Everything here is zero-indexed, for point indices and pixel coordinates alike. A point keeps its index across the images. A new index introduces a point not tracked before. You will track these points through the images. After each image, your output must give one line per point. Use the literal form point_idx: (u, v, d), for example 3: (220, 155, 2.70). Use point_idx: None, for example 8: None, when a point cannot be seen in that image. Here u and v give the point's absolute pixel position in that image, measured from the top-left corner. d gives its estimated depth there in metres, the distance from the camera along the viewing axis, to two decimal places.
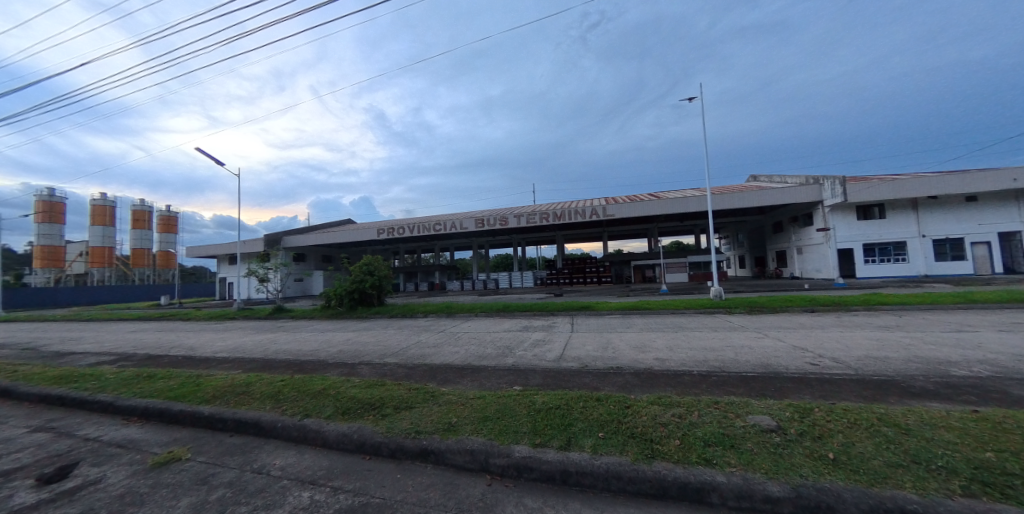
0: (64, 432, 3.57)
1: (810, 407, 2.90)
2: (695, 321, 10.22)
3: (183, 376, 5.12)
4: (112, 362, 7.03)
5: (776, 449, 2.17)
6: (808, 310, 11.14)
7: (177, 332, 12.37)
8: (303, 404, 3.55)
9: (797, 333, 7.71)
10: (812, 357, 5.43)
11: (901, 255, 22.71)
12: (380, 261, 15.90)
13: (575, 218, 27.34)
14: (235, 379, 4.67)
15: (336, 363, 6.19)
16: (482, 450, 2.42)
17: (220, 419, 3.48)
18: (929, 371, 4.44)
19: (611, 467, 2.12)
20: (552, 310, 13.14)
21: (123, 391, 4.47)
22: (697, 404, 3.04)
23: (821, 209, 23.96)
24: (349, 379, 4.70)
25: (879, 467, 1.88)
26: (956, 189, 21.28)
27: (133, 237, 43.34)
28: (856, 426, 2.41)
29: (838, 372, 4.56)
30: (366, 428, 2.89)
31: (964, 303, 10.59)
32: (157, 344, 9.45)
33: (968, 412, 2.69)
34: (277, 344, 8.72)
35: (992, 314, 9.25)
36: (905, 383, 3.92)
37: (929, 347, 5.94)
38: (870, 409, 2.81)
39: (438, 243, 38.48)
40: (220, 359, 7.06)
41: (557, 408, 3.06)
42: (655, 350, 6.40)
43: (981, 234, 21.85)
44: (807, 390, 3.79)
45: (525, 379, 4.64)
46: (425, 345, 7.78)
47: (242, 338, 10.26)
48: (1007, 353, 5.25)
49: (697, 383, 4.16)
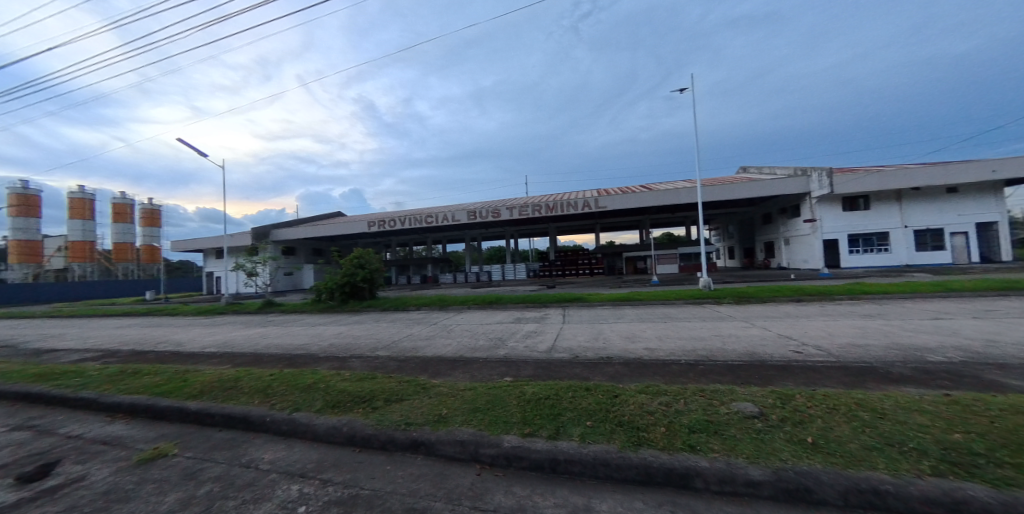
0: (46, 430, 3.49)
1: (792, 393, 2.98)
2: (685, 311, 10.36)
3: (170, 372, 5.00)
4: (95, 359, 6.89)
5: (758, 434, 2.23)
6: (795, 299, 11.42)
7: (162, 328, 12.09)
8: (292, 398, 3.53)
9: (784, 322, 7.88)
10: (795, 345, 5.58)
11: (885, 246, 23.26)
12: (372, 254, 15.62)
13: (568, 211, 27.29)
14: (223, 374, 4.61)
15: (327, 357, 6.18)
16: (472, 441, 2.44)
17: (208, 415, 3.44)
18: (907, 357, 4.60)
19: (599, 454, 2.15)
20: (545, 301, 13.20)
21: (107, 387, 4.39)
22: (684, 393, 3.10)
23: (809, 201, 24.50)
24: (340, 372, 4.71)
25: (854, 450, 1.95)
26: (937, 180, 21.73)
27: (115, 230, 42.40)
28: (835, 412, 2.48)
29: (820, 359, 4.71)
30: (357, 421, 2.89)
31: (941, 291, 10.94)
32: (143, 341, 9.25)
33: (940, 396, 2.80)
34: (266, 340, 8.61)
35: (967, 302, 9.62)
36: (883, 369, 4.05)
37: (907, 334, 6.15)
38: (849, 394, 2.89)
39: (431, 235, 38.18)
40: (208, 354, 6.98)
41: (547, 398, 3.10)
42: (644, 340, 6.48)
43: (960, 224, 22.45)
44: (791, 377, 3.88)
45: (516, 370, 4.69)
46: (417, 337, 7.83)
47: (231, 333, 10.06)
48: (980, 340, 5.46)
49: (684, 372, 4.24)
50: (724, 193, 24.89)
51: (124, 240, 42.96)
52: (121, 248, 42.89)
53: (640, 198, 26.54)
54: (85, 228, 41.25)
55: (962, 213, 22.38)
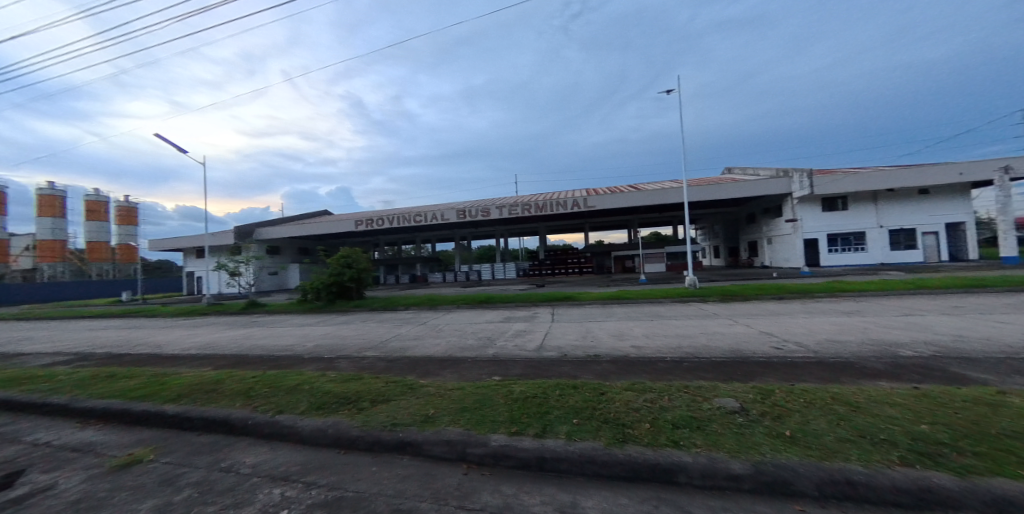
0: (12, 438, 3.34)
1: (772, 388, 3.07)
2: (672, 309, 10.53)
3: (147, 376, 4.84)
4: (67, 363, 6.63)
5: (740, 429, 2.28)
6: (778, 297, 11.73)
7: (139, 330, 11.68)
8: (276, 401, 3.45)
9: (767, 319, 8.09)
10: (777, 341, 5.75)
11: (862, 245, 24.10)
12: (360, 253, 15.38)
13: (557, 210, 27.42)
14: (203, 377, 4.49)
15: (313, 357, 6.08)
16: (460, 441, 2.43)
17: (187, 419, 3.34)
18: (881, 353, 4.78)
19: (585, 452, 2.18)
20: (535, 300, 13.24)
21: (79, 392, 4.23)
22: (669, 389, 3.16)
23: (790, 201, 25.19)
24: (326, 373, 4.62)
25: (831, 442, 2.02)
26: (911, 182, 22.61)
27: (89, 229, 40.76)
28: (813, 406, 2.56)
29: (799, 354, 4.86)
30: (343, 423, 2.85)
31: (914, 288, 11.41)
32: (118, 343, 8.93)
33: (911, 389, 2.91)
34: (249, 341, 8.42)
35: (939, 299, 10.04)
36: (858, 364, 4.20)
37: (882, 330, 6.39)
38: (825, 389, 2.99)
39: (421, 234, 37.85)
40: (188, 356, 6.79)
41: (535, 396, 3.11)
42: (632, 338, 6.56)
43: (932, 224, 23.41)
44: (772, 373, 3.99)
45: (505, 369, 4.69)
46: (406, 337, 7.75)
47: (213, 334, 9.80)
48: (949, 335, 5.71)
49: (670, 369, 4.31)
50: (710, 193, 25.37)
51: (99, 239, 41.36)
52: (95, 247, 41.28)
53: (629, 198, 26.84)
54: (56, 227, 39.52)
55: (933, 213, 23.35)
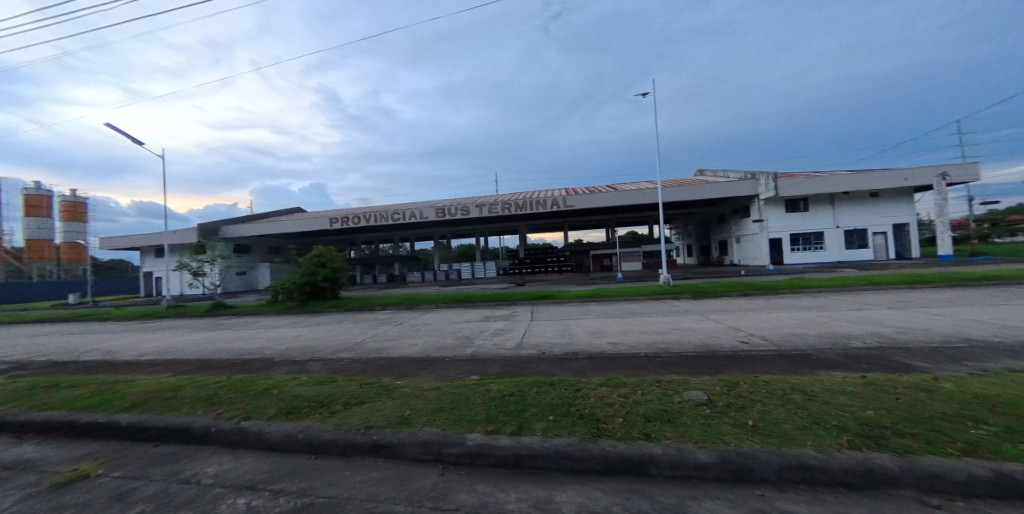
0: None
1: (737, 381, 3.22)
2: (647, 307, 10.86)
3: (97, 384, 4.51)
4: (3, 372, 6.05)
5: (707, 420, 2.39)
6: (745, 294, 12.33)
7: (86, 335, 10.80)
8: (243, 406, 3.30)
9: (735, 315, 8.49)
10: (743, 336, 6.03)
11: (821, 244, 25.70)
12: (335, 252, 14.89)
13: (538, 209, 27.59)
14: (162, 383, 4.23)
15: (284, 360, 5.85)
16: (436, 441, 2.41)
17: (142, 429, 3.13)
18: (835, 344, 5.12)
19: (560, 447, 2.21)
20: (515, 299, 13.28)
21: (16, 404, 3.87)
22: (642, 384, 3.25)
23: (757, 202, 26.50)
24: (298, 376, 4.46)
25: (788, 430, 2.14)
26: (863, 185, 24.31)
27: (28, 226, 37.22)
28: (774, 396, 2.70)
29: (763, 348, 5.13)
30: (314, 427, 2.76)
31: (865, 284, 12.29)
32: (63, 350, 8.23)
33: (860, 378, 3.13)
34: (213, 344, 7.97)
35: (887, 294, 10.87)
36: (815, 356, 4.48)
37: (837, 323, 6.86)
38: (785, 380, 3.17)
39: (400, 233, 37.09)
40: (144, 362, 6.36)
41: (512, 395, 3.12)
42: (609, 335, 6.71)
43: (881, 225, 25.27)
44: (738, 366, 4.18)
45: (483, 368, 4.68)
46: (383, 338, 7.59)
47: (173, 338, 9.22)
48: (894, 327, 6.20)
49: (644, 365, 4.44)
50: (683, 194, 26.27)
51: (40, 237, 37.87)
52: (36, 245, 37.75)
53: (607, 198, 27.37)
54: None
55: (883, 215, 25.20)
